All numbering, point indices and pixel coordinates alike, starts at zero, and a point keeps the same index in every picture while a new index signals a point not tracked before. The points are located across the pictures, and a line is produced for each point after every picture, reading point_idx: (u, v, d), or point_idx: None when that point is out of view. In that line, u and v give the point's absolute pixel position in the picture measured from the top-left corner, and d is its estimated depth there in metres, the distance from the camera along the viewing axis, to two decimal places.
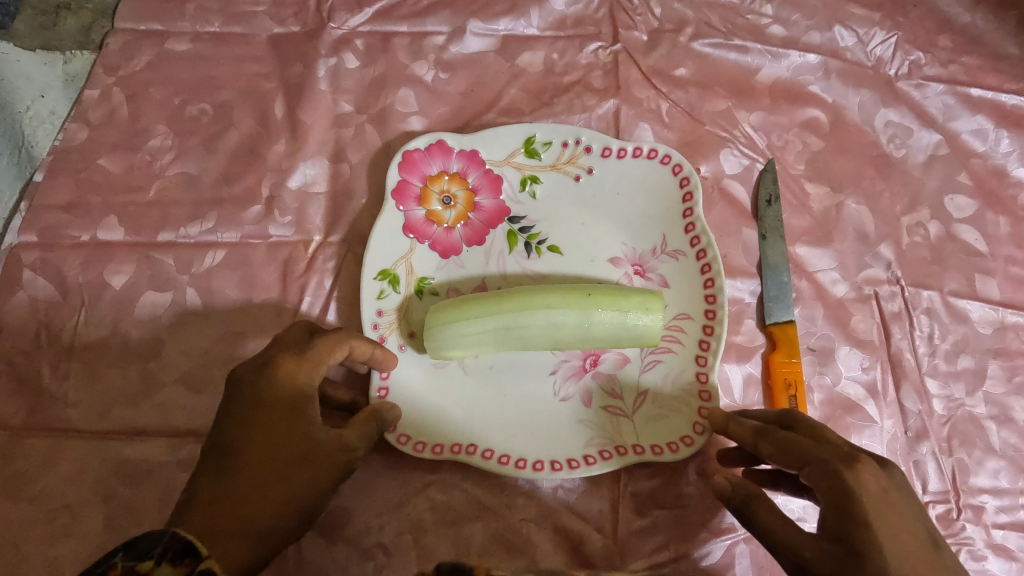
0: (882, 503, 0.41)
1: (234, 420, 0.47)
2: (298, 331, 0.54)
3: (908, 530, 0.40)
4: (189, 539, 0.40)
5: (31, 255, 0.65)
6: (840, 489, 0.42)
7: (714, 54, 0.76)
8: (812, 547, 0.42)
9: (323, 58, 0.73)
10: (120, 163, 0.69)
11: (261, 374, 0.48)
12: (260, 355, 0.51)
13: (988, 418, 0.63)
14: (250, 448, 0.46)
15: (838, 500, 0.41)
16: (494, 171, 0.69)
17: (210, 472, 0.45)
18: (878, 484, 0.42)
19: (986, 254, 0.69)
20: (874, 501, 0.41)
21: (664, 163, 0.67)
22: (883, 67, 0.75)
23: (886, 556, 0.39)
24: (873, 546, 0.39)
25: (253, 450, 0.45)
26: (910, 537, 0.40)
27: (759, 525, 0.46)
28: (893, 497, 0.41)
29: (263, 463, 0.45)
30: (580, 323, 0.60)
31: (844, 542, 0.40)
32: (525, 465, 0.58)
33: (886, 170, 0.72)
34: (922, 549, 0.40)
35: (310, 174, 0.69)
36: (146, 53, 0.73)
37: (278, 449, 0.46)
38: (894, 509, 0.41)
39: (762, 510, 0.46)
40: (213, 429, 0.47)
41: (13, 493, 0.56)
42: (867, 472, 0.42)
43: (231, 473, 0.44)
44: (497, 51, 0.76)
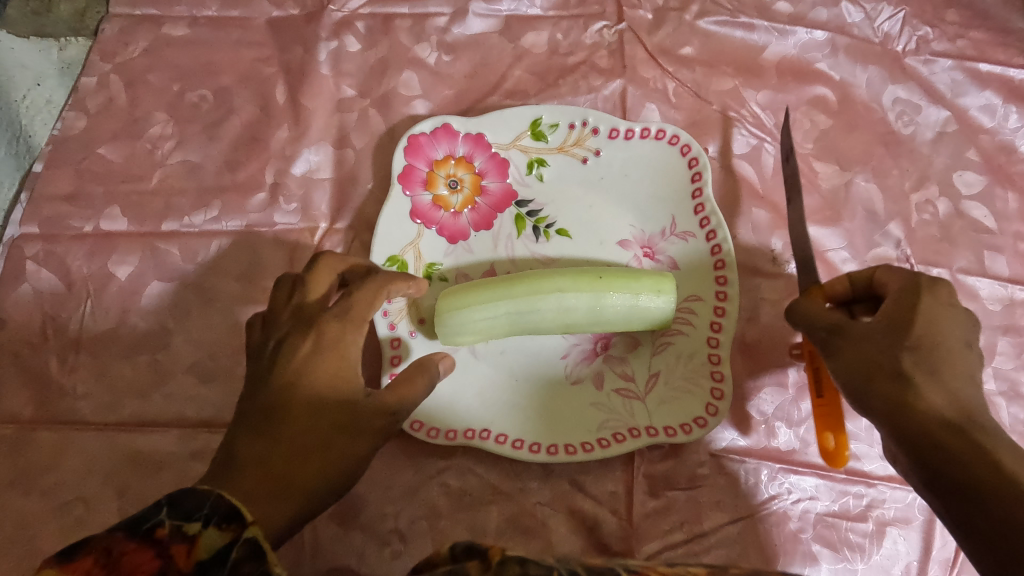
0: (940, 304, 0.46)
1: (274, 374, 0.46)
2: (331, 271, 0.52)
3: (955, 328, 0.45)
4: (230, 504, 0.40)
5: (33, 247, 0.64)
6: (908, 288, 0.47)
7: (720, 32, 0.75)
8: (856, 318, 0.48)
9: (324, 41, 0.72)
10: (121, 152, 0.68)
11: (302, 329, 0.48)
12: (292, 302, 0.50)
13: (998, 394, 0.63)
14: (293, 405, 0.45)
15: (904, 293, 0.47)
16: (500, 154, 0.68)
17: (249, 425, 0.44)
18: (948, 298, 0.46)
19: (996, 231, 0.68)
20: (934, 302, 0.46)
21: (673, 144, 0.66)
22: (891, 43, 0.74)
23: (920, 332, 0.44)
24: (911, 325, 0.45)
25: (296, 407, 0.45)
26: (954, 332, 0.45)
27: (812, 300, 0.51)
28: (955, 310, 0.46)
29: (303, 421, 0.45)
30: (592, 303, 0.59)
31: (892, 316, 0.46)
32: (540, 449, 0.58)
33: (895, 148, 0.71)
34: (957, 345, 0.45)
35: (314, 160, 0.68)
36: (143, 39, 0.72)
37: (318, 406, 0.45)
38: (954, 314, 0.46)
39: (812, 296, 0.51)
40: (251, 382, 0.47)
41: (25, 486, 0.56)
42: (942, 286, 0.47)
43: (271, 430, 0.44)
44: (500, 32, 0.75)
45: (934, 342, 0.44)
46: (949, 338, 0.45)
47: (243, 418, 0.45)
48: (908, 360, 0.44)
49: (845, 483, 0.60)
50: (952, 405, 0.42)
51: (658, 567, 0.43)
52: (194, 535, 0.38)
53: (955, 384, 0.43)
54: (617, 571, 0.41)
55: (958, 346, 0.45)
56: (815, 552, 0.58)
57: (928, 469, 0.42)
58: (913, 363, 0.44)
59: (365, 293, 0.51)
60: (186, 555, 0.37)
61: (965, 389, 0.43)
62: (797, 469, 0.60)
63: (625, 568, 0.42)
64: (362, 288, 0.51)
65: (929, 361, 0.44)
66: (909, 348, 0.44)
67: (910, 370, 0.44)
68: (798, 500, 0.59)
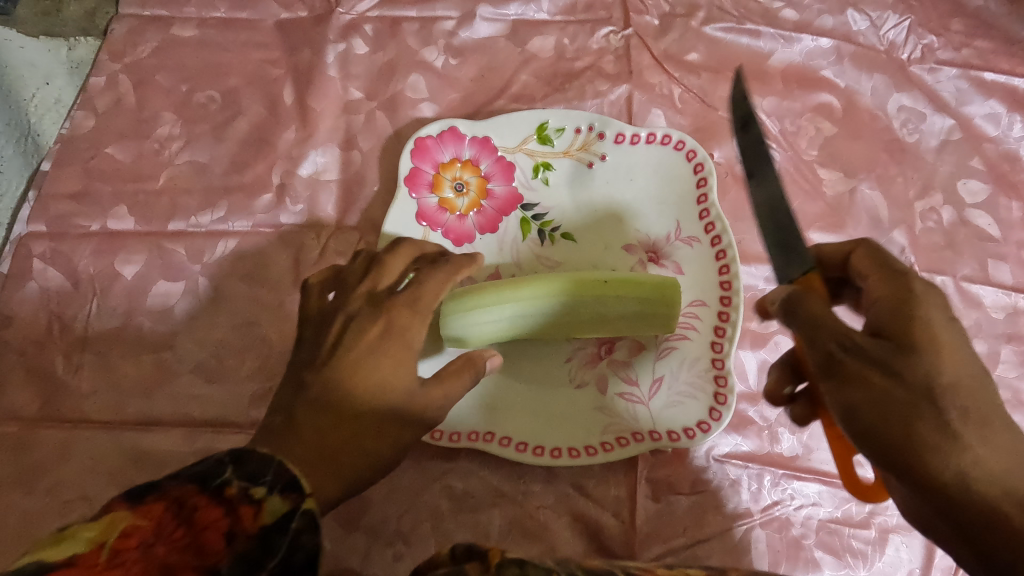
0: (948, 320, 0.39)
1: (340, 346, 0.46)
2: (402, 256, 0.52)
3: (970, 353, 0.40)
4: (292, 474, 0.38)
5: (40, 245, 0.64)
6: (924, 305, 0.39)
7: (726, 38, 0.75)
8: (875, 343, 0.39)
9: (332, 44, 0.73)
10: (128, 151, 0.68)
11: (373, 306, 0.48)
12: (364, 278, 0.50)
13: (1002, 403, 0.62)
14: (359, 381, 0.44)
15: (921, 312, 0.39)
16: (506, 157, 0.68)
17: (311, 390, 0.43)
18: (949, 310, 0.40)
19: (999, 239, 0.68)
20: (949, 323, 0.39)
21: (679, 149, 0.67)
22: (896, 51, 0.74)
23: (953, 369, 0.38)
24: (942, 358, 0.38)
25: (361, 378, 0.44)
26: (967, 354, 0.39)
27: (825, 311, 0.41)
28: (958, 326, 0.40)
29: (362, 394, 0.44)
30: (601, 303, 0.60)
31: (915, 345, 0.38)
32: (543, 453, 0.58)
33: (900, 156, 0.71)
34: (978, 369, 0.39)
35: (321, 161, 0.69)
36: (152, 40, 0.72)
37: (378, 384, 0.45)
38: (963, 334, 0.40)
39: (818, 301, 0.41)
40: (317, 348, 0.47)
41: (29, 484, 0.56)
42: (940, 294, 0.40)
43: (332, 400, 0.43)
44: (507, 36, 0.75)
45: (964, 376, 0.38)
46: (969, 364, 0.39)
47: (304, 383, 0.44)
48: (954, 411, 0.37)
49: (847, 490, 0.60)
50: (1002, 449, 0.37)
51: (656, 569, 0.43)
52: (260, 498, 0.37)
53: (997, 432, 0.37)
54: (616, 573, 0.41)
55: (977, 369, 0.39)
56: (817, 559, 0.58)
57: (982, 541, 0.36)
58: (954, 405, 0.37)
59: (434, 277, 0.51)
60: (253, 516, 0.36)
61: (1003, 421, 0.38)
62: (799, 476, 0.60)
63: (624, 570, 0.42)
64: (432, 272, 0.51)
65: (971, 408, 0.37)
66: (946, 390, 0.37)
67: (954, 418, 0.37)
68: (800, 506, 0.59)
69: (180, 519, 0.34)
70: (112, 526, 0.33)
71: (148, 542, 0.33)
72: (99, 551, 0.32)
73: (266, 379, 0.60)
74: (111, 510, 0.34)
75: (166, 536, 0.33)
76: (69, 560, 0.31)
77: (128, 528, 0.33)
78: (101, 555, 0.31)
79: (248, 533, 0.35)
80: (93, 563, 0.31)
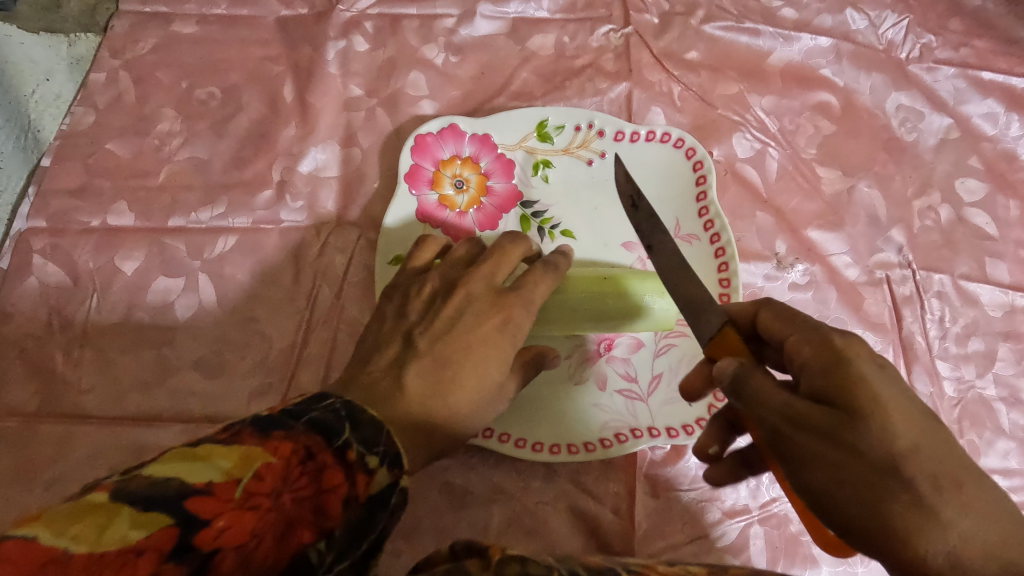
0: (884, 371, 0.36)
1: (457, 326, 0.52)
2: (517, 253, 0.57)
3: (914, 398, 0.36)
4: (400, 450, 0.42)
5: (40, 241, 0.64)
6: (853, 361, 0.37)
7: (725, 37, 0.76)
8: (817, 412, 0.36)
9: (333, 41, 0.73)
10: (129, 148, 0.68)
11: (490, 296, 0.54)
12: (481, 265, 0.56)
13: (998, 400, 0.63)
14: (462, 370, 0.50)
15: (852, 369, 0.36)
16: (506, 155, 0.68)
17: (423, 363, 0.49)
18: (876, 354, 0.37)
19: (997, 238, 0.68)
20: (881, 373, 0.36)
21: (678, 147, 0.67)
22: (895, 50, 0.75)
23: (900, 424, 0.34)
24: (890, 418, 0.34)
25: (465, 366, 0.50)
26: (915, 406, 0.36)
27: (761, 388, 0.38)
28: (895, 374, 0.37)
29: (465, 378, 0.50)
30: (594, 302, 0.59)
31: (855, 406, 0.35)
32: (542, 449, 0.58)
33: (898, 154, 0.72)
34: (935, 419, 0.35)
35: (321, 158, 0.69)
36: (153, 36, 0.72)
37: (480, 370, 0.50)
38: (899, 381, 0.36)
39: (760, 378, 0.39)
40: (435, 321, 0.53)
41: (29, 479, 0.56)
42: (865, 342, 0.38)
43: (441, 375, 0.49)
44: (507, 34, 0.75)
45: (917, 433, 0.34)
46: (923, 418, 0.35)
47: (418, 351, 0.50)
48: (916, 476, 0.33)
49: None
50: (992, 512, 0.32)
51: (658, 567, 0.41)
52: (372, 467, 0.40)
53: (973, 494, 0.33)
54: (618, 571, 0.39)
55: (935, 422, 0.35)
56: (815, 555, 0.58)
57: None
58: (919, 471, 0.33)
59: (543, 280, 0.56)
60: (365, 485, 0.39)
61: (982, 479, 0.33)
62: None
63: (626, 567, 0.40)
64: (541, 274, 0.56)
65: (937, 470, 0.33)
66: (906, 454, 0.33)
67: (925, 487, 0.33)
68: None
69: (305, 470, 0.37)
70: (245, 463, 0.35)
71: (276, 489, 0.35)
72: (234, 488, 0.34)
73: (266, 375, 0.60)
74: (244, 442, 0.36)
75: (291, 486, 0.36)
76: (207, 491, 0.33)
77: (261, 469, 0.35)
78: (234, 492, 0.34)
79: (359, 500, 0.38)
80: (227, 500, 0.33)
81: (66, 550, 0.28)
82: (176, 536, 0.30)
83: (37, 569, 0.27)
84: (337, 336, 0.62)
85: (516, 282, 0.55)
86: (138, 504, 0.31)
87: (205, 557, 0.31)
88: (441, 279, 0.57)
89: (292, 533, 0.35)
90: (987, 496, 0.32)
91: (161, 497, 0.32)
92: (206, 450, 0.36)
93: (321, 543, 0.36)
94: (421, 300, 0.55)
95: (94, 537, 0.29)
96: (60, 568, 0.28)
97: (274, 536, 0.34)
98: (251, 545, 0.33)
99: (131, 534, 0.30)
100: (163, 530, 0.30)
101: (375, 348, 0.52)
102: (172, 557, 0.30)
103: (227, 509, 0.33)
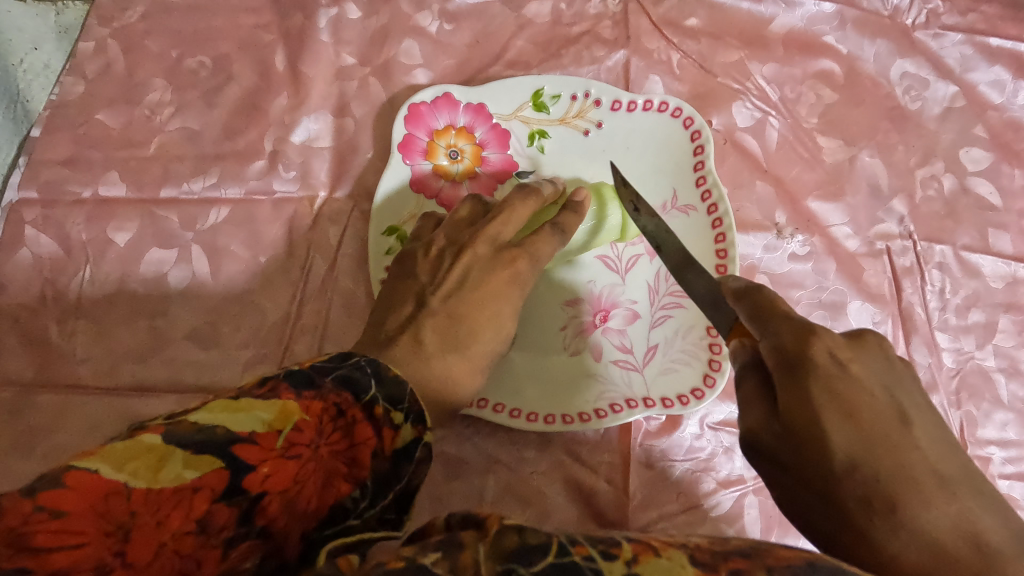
0: (831, 380, 0.39)
1: (466, 284, 0.55)
2: (529, 209, 0.58)
3: (869, 399, 0.39)
4: (423, 408, 0.42)
5: (33, 212, 0.64)
6: (798, 376, 0.40)
7: (726, 3, 0.74)
8: (766, 428, 0.42)
9: (324, 8, 0.71)
10: (119, 118, 0.68)
11: (497, 255, 0.56)
12: (488, 222, 0.58)
13: (997, 371, 0.62)
14: (478, 321, 0.53)
15: (796, 386, 0.40)
16: (501, 125, 0.67)
17: (436, 319, 0.52)
18: (830, 352, 0.40)
19: (1001, 208, 0.67)
20: (824, 379, 0.39)
21: (675, 116, 0.65)
22: (900, 16, 0.73)
23: (827, 429, 0.38)
24: (823, 427, 0.38)
25: (473, 317, 0.53)
26: (871, 414, 0.38)
27: (740, 396, 0.44)
28: (844, 371, 0.40)
29: (482, 330, 0.53)
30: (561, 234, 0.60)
31: (788, 418, 0.40)
32: (537, 419, 0.58)
33: (901, 123, 0.70)
34: (875, 418, 0.38)
35: (313, 129, 0.68)
36: (141, 4, 0.71)
37: (495, 322, 0.54)
38: (850, 380, 0.39)
39: (747, 386, 0.44)
40: (445, 279, 0.55)
41: (27, 448, 0.56)
42: (820, 342, 0.40)
43: (457, 330, 0.52)
44: (503, 1, 0.73)
45: (849, 436, 0.38)
46: (872, 427, 0.38)
47: (432, 308, 0.53)
48: (846, 481, 0.37)
49: None
50: (930, 528, 0.34)
51: (658, 535, 0.33)
52: (398, 423, 0.41)
53: (899, 486, 0.35)
54: (619, 541, 0.32)
55: (890, 431, 0.38)
56: None
57: None
58: (852, 479, 0.37)
59: (551, 239, 0.57)
60: (391, 440, 0.40)
61: (931, 494, 0.35)
62: None
63: (626, 535, 0.33)
64: (549, 234, 0.57)
65: (866, 472, 0.36)
66: (839, 468, 0.37)
67: (856, 501, 0.36)
68: None
69: (337, 425, 0.38)
70: (286, 415, 0.36)
71: (314, 441, 0.36)
72: (276, 438, 0.35)
73: (260, 345, 0.60)
74: (282, 395, 0.37)
75: (326, 439, 0.37)
76: (251, 440, 0.34)
77: (300, 423, 0.36)
78: (277, 441, 0.35)
79: (384, 454, 0.40)
80: (271, 449, 0.34)
81: (127, 484, 0.30)
82: (226, 479, 0.32)
83: (101, 500, 0.29)
84: (331, 308, 0.61)
85: (524, 239, 0.57)
86: (190, 447, 0.32)
87: (253, 500, 0.33)
88: (447, 237, 0.58)
89: (330, 484, 0.37)
90: (932, 514, 0.34)
91: (211, 442, 0.33)
92: (246, 400, 0.36)
93: (354, 491, 0.38)
94: (431, 258, 0.57)
95: (151, 474, 0.30)
96: (121, 500, 0.29)
97: (314, 484, 0.36)
98: (293, 491, 0.35)
99: (185, 473, 0.31)
100: (215, 471, 0.32)
101: (389, 305, 0.54)
102: (223, 498, 0.32)
103: (270, 457, 0.34)
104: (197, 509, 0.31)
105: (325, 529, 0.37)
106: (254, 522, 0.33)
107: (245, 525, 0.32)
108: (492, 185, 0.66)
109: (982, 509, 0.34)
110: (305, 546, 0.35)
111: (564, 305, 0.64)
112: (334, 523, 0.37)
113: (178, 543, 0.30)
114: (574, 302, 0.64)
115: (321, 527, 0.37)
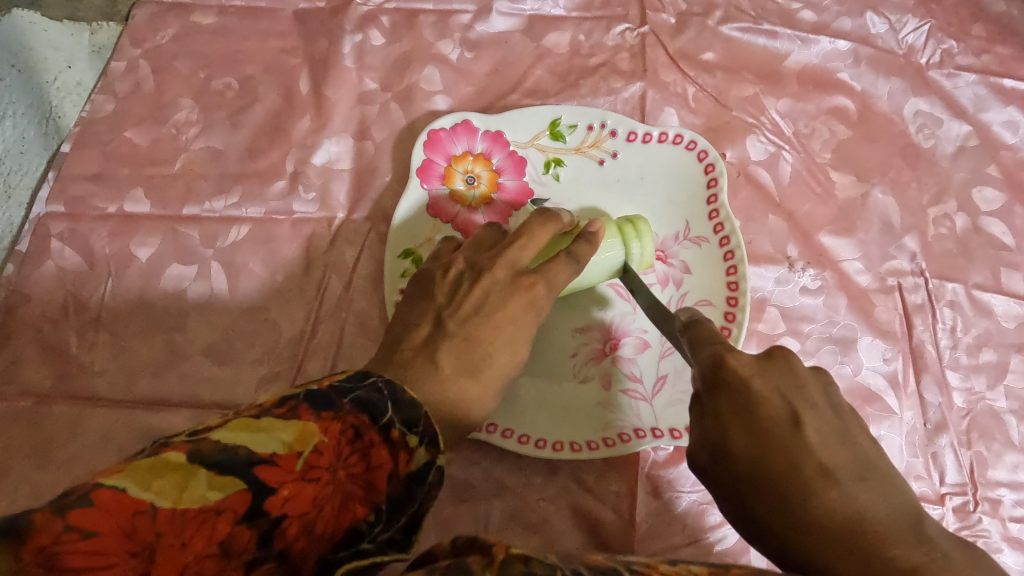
0: (741, 399, 0.44)
1: (484, 308, 0.55)
2: (548, 233, 0.59)
3: (776, 409, 0.43)
4: (438, 431, 0.43)
5: (58, 225, 0.66)
6: (716, 398, 0.44)
7: (743, 38, 0.75)
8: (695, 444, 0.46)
9: (349, 34, 0.73)
10: (146, 136, 0.69)
11: (515, 280, 0.57)
12: (507, 248, 0.58)
13: (1008, 412, 0.62)
14: (492, 346, 0.54)
15: (713, 407, 0.44)
16: (518, 152, 0.68)
17: (452, 343, 0.52)
18: (740, 368, 0.44)
19: (1013, 248, 0.67)
20: (734, 397, 0.44)
21: (690, 149, 0.66)
22: (914, 55, 0.74)
23: (739, 442, 0.43)
24: (733, 441, 0.43)
25: (487, 343, 0.54)
26: (772, 421, 0.42)
27: None
28: (752, 387, 0.44)
29: (496, 355, 0.54)
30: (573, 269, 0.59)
31: (711, 435, 0.44)
32: (545, 446, 0.59)
33: (914, 161, 0.71)
34: (773, 423, 0.42)
35: (334, 151, 0.69)
36: (172, 26, 0.74)
37: (509, 346, 0.55)
38: (756, 394, 0.43)
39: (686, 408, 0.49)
40: (462, 302, 0.55)
41: (42, 458, 0.57)
42: (732, 361, 0.44)
43: (470, 352, 0.52)
44: (523, 31, 0.75)
45: (752, 445, 0.42)
46: (772, 434, 0.42)
47: (448, 331, 0.53)
48: (754, 487, 0.41)
49: None
50: (817, 516, 0.38)
51: (661, 566, 0.35)
52: (413, 446, 0.41)
53: (790, 484, 0.40)
54: (620, 571, 0.33)
55: (785, 436, 0.42)
56: None
57: None
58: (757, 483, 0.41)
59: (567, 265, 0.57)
60: (406, 462, 0.40)
61: (814, 485, 0.39)
62: None
63: (627, 565, 0.34)
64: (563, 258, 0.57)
65: (766, 476, 0.41)
66: (747, 473, 0.42)
67: (761, 501, 0.41)
68: None
69: (354, 448, 0.39)
70: (305, 436, 0.37)
71: (332, 464, 0.37)
72: (296, 459, 0.35)
73: (275, 363, 0.61)
74: (302, 416, 0.38)
75: (343, 462, 0.38)
76: (272, 461, 0.34)
77: (319, 444, 0.37)
78: (296, 463, 0.35)
79: (399, 477, 0.40)
80: (291, 471, 0.35)
81: (153, 503, 0.30)
82: (248, 501, 0.33)
83: (127, 519, 0.29)
84: (345, 328, 0.62)
85: (542, 265, 0.58)
86: (214, 467, 0.33)
87: (273, 522, 0.33)
88: (467, 261, 0.59)
89: (347, 507, 0.37)
90: (817, 502, 0.38)
91: (233, 462, 0.33)
92: (267, 421, 0.37)
93: (369, 515, 0.38)
94: (449, 282, 0.57)
95: (176, 493, 0.31)
96: (147, 520, 0.30)
97: (331, 507, 0.36)
98: (311, 514, 0.35)
99: (209, 494, 0.32)
100: (237, 493, 0.33)
101: (403, 327, 0.54)
102: (245, 520, 0.32)
103: (291, 479, 0.35)
104: (220, 531, 0.31)
105: (340, 550, 0.37)
106: (273, 543, 0.33)
107: (265, 547, 0.33)
108: (507, 211, 0.67)
109: (859, 492, 0.39)
110: (321, 568, 0.35)
111: (575, 331, 0.64)
112: (348, 545, 0.37)
113: (200, 565, 0.30)
114: (585, 328, 0.64)
115: (336, 550, 0.36)
